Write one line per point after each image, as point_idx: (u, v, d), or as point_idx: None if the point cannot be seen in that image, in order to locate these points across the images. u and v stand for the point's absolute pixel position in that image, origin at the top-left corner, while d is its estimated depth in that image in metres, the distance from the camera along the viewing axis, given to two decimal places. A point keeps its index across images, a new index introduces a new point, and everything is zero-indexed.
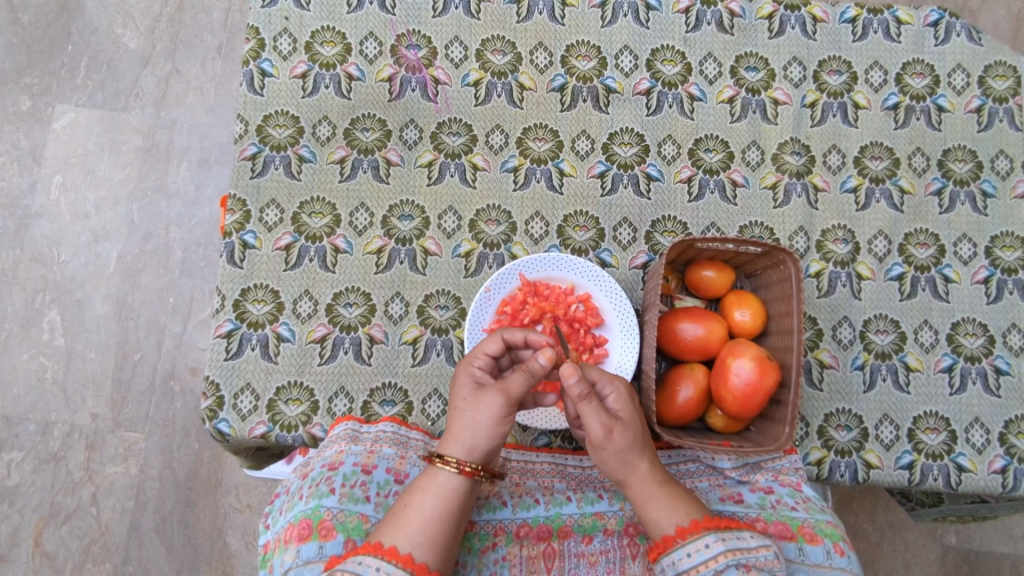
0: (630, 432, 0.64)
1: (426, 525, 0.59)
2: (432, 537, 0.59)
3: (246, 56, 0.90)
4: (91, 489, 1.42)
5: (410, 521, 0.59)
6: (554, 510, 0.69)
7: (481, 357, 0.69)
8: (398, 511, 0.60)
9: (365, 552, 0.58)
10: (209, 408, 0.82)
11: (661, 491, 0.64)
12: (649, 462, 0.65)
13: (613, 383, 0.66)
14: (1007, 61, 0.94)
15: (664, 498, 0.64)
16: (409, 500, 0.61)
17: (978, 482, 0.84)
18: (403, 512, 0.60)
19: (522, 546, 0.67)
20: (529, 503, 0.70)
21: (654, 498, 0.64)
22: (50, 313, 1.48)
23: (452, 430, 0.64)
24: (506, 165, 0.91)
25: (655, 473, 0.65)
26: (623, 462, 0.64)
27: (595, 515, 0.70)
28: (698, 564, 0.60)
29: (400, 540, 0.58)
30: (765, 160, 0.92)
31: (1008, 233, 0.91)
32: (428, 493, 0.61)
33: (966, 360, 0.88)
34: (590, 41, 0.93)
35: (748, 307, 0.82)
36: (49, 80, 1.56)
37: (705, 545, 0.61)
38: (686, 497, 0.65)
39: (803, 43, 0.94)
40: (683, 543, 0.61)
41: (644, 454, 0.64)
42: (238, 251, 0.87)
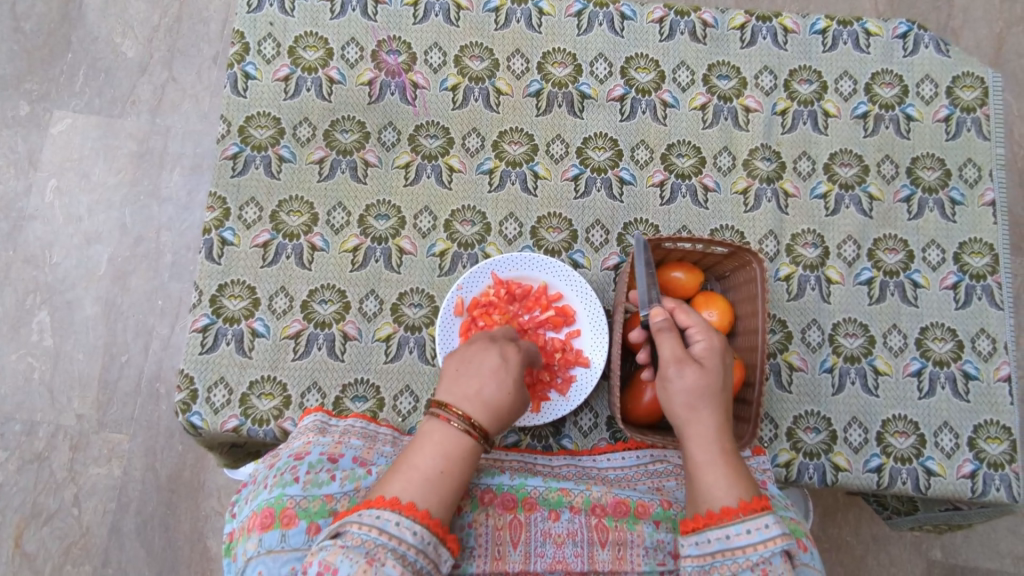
0: (706, 379, 0.69)
1: (433, 483, 0.61)
2: (439, 491, 0.61)
3: (231, 59, 0.93)
4: (74, 490, 1.42)
5: (417, 479, 0.61)
6: (519, 481, 0.72)
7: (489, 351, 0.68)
8: (404, 467, 0.62)
9: (379, 505, 0.59)
10: (182, 401, 0.83)
11: (720, 457, 0.66)
12: (714, 417, 0.68)
13: (706, 335, 0.72)
14: (974, 73, 0.96)
15: (724, 470, 0.65)
16: (411, 459, 0.63)
17: (948, 486, 0.84)
18: (407, 469, 0.62)
19: (488, 515, 0.69)
20: (495, 472, 0.73)
21: (710, 463, 0.66)
22: (40, 314, 1.49)
23: (478, 399, 0.65)
24: (482, 167, 0.92)
25: (718, 435, 0.67)
26: (688, 408, 0.68)
27: (561, 492, 0.71)
28: (756, 543, 0.61)
29: (415, 495, 0.60)
30: (736, 165, 0.93)
31: (977, 239, 0.92)
32: (434, 449, 0.63)
33: (934, 364, 0.89)
34: (566, 49, 0.96)
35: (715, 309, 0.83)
36: (48, 86, 1.59)
37: (764, 526, 0.61)
38: (745, 479, 0.65)
39: (774, 53, 0.96)
40: (743, 519, 0.61)
41: (713, 409, 0.68)
42: (216, 248, 0.88)
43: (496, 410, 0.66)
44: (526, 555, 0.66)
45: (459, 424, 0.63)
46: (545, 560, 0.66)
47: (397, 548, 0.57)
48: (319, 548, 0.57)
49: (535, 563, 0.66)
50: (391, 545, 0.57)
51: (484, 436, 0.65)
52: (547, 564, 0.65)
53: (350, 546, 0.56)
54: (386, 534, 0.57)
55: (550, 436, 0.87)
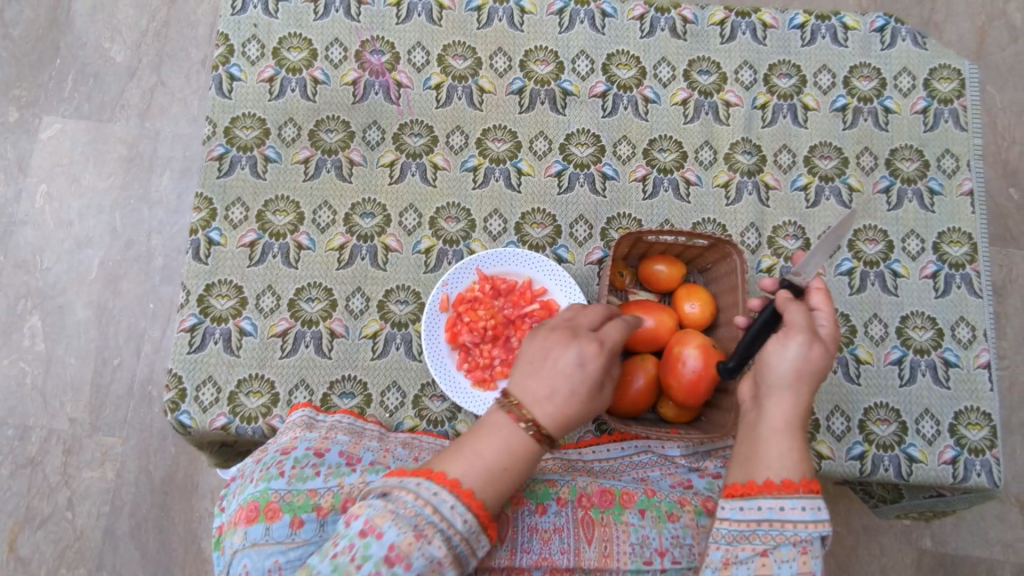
0: (822, 360, 0.66)
1: (490, 475, 0.61)
2: (494, 484, 0.61)
3: (216, 61, 0.93)
4: (67, 494, 1.43)
5: (478, 467, 0.61)
6: None
7: (566, 351, 0.67)
8: (468, 454, 0.62)
9: (439, 482, 0.59)
10: (171, 400, 0.84)
11: (798, 434, 0.64)
12: (807, 397, 0.65)
13: (832, 324, 0.71)
14: (951, 65, 0.97)
15: (798, 448, 0.63)
16: (474, 446, 0.63)
17: (930, 472, 0.86)
18: (468, 455, 0.62)
19: None
20: None
21: (788, 435, 0.63)
22: (32, 319, 1.50)
23: (551, 404, 0.65)
24: (466, 164, 0.93)
25: (803, 414, 0.65)
26: (797, 378, 0.65)
27: (546, 485, 0.73)
28: (806, 521, 0.59)
29: (473, 484, 0.60)
30: (717, 159, 0.95)
31: (956, 229, 0.93)
32: (499, 443, 0.63)
33: (915, 352, 0.90)
34: (548, 47, 0.97)
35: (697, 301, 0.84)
36: (37, 92, 1.60)
37: (819, 507, 0.60)
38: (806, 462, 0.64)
39: (753, 48, 0.97)
40: (802, 495, 0.60)
41: (811, 389, 0.66)
42: (203, 248, 0.89)
43: (563, 417, 0.65)
44: (513, 550, 0.67)
45: (526, 427, 0.63)
46: (531, 555, 0.66)
47: (442, 528, 0.58)
48: (372, 501, 0.58)
49: (522, 558, 0.66)
50: (441, 527, 0.58)
51: (549, 440, 0.65)
52: (534, 559, 0.66)
53: (402, 513, 0.57)
54: (439, 513, 0.58)
55: None
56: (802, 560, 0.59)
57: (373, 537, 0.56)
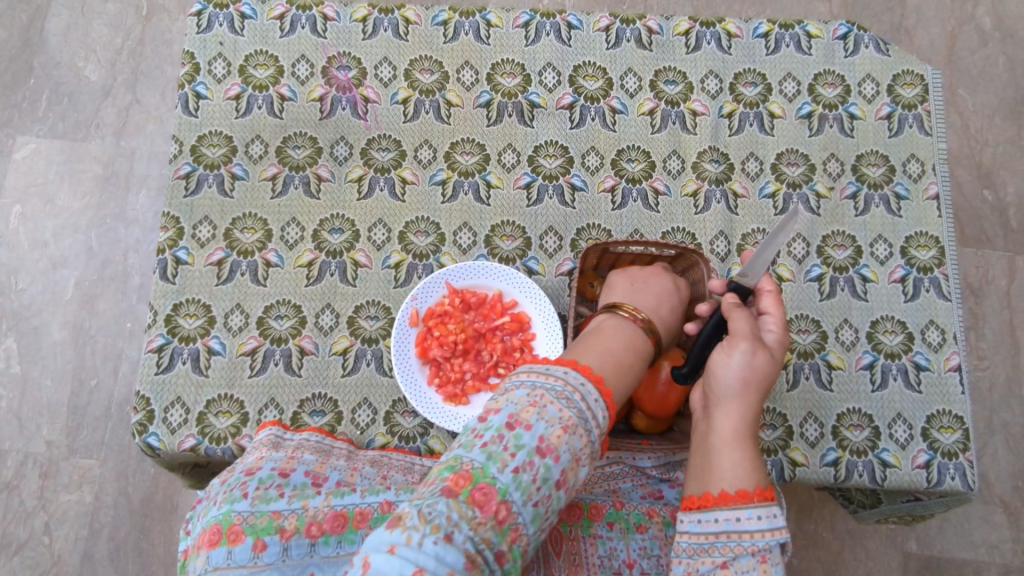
0: (768, 365, 0.67)
1: (619, 366, 0.61)
2: (621, 379, 0.61)
3: (182, 79, 0.93)
4: (45, 518, 1.41)
5: (608, 355, 0.62)
6: None
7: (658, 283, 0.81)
8: (598, 347, 0.63)
9: (585, 374, 0.56)
10: (139, 422, 0.83)
11: (749, 442, 0.64)
12: (756, 405, 0.66)
13: (779, 327, 0.72)
14: (914, 70, 0.98)
15: (749, 456, 0.63)
16: (604, 337, 0.65)
17: (903, 477, 0.86)
18: (600, 346, 0.63)
19: None
20: None
21: (738, 444, 0.63)
22: (6, 341, 1.48)
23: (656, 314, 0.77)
24: (435, 178, 0.93)
25: (752, 423, 0.65)
26: (741, 387, 0.65)
27: None
28: (763, 530, 0.58)
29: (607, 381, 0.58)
30: (685, 168, 0.95)
31: (923, 233, 0.94)
32: (626, 336, 0.67)
33: (886, 357, 0.90)
34: (515, 59, 0.97)
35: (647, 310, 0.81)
36: (11, 113, 1.59)
37: (775, 514, 0.59)
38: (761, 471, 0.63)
39: (719, 58, 0.98)
40: (757, 504, 0.59)
41: (759, 398, 0.66)
42: (170, 267, 0.88)
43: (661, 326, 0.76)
44: None
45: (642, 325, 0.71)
46: None
47: (590, 421, 0.54)
48: (518, 391, 0.53)
49: None
50: (588, 417, 0.53)
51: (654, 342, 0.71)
52: None
53: (552, 401, 0.52)
54: (587, 402, 0.54)
55: None
56: (763, 569, 0.57)
57: (523, 428, 0.51)
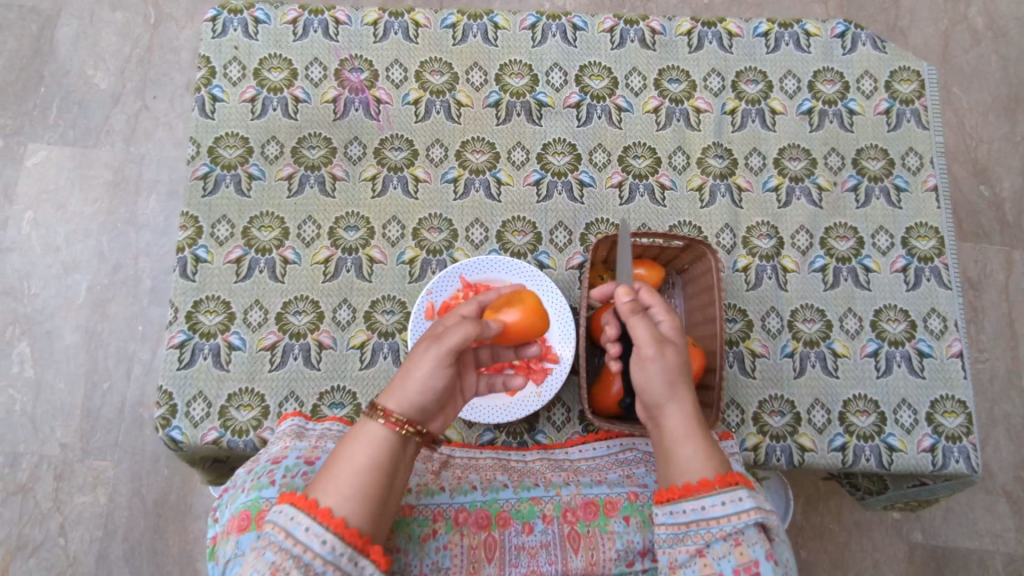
0: (682, 362, 0.69)
1: (358, 476, 0.63)
2: (365, 496, 0.62)
3: (198, 83, 0.95)
4: (60, 520, 1.43)
5: (342, 473, 0.63)
6: (491, 496, 0.76)
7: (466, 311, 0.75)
8: (331, 466, 0.63)
9: (306, 509, 0.60)
10: (162, 416, 0.85)
11: (700, 429, 0.67)
12: (689, 395, 0.68)
13: (671, 319, 0.73)
14: (910, 67, 1.01)
15: (702, 443, 0.66)
16: (340, 453, 0.65)
17: (909, 460, 0.89)
18: (337, 465, 0.63)
19: (463, 535, 0.72)
20: (467, 489, 0.76)
21: (689, 438, 0.66)
22: (20, 345, 1.50)
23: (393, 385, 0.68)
24: (446, 176, 0.96)
25: (694, 411, 0.68)
26: (669, 389, 0.67)
27: (532, 502, 0.75)
28: (729, 515, 0.62)
29: (347, 510, 0.60)
30: (690, 163, 0.98)
31: (922, 224, 0.97)
32: (366, 443, 0.65)
33: (889, 344, 0.93)
34: (523, 60, 0.99)
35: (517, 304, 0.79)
36: (22, 120, 1.61)
37: (739, 498, 0.62)
38: (717, 451, 0.67)
39: (720, 56, 1.01)
40: (718, 491, 0.63)
41: (687, 388, 0.69)
42: (190, 265, 0.90)
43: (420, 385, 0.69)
44: (502, 567, 0.71)
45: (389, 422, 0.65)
46: (520, 570, 0.71)
47: (309, 556, 0.58)
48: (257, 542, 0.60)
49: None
50: (302, 553, 0.58)
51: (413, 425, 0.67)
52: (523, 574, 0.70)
53: (268, 548, 0.58)
54: (294, 538, 0.59)
55: (525, 432, 0.90)
56: (737, 552, 0.61)
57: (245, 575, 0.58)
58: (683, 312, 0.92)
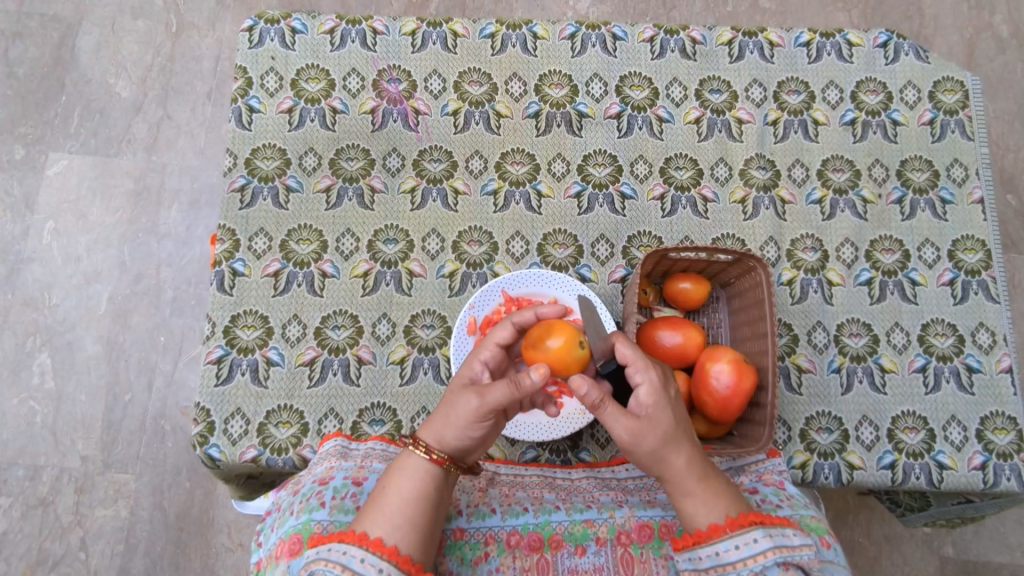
0: (656, 427, 0.63)
1: (405, 506, 0.63)
2: (414, 524, 0.62)
3: (235, 94, 0.94)
4: (80, 534, 1.41)
5: (389, 504, 0.63)
6: (543, 518, 0.73)
7: (493, 346, 0.71)
8: (376, 498, 0.64)
9: (354, 540, 0.60)
10: (200, 434, 0.83)
11: (699, 485, 0.64)
12: (682, 451, 0.64)
13: (639, 373, 0.65)
14: (954, 77, 0.99)
15: (704, 494, 0.63)
16: (384, 487, 0.65)
17: (960, 479, 0.86)
18: (382, 499, 0.64)
19: (515, 558, 0.70)
20: (519, 511, 0.74)
21: (690, 492, 0.64)
22: (41, 356, 1.48)
23: (433, 419, 0.68)
24: (486, 188, 0.94)
25: (692, 468, 0.64)
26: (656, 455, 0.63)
27: (585, 524, 0.73)
28: (745, 559, 0.60)
29: (398, 539, 0.61)
30: (732, 175, 0.96)
31: (969, 236, 0.95)
32: (408, 479, 0.65)
33: (938, 359, 0.91)
34: (562, 71, 0.98)
35: (560, 333, 0.72)
36: (43, 129, 1.60)
37: (753, 540, 0.61)
38: (724, 491, 0.64)
39: (762, 66, 1.00)
40: (730, 536, 0.61)
41: (679, 445, 0.64)
42: (227, 279, 0.89)
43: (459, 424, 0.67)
44: None
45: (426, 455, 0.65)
46: None
47: None
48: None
49: None
50: None
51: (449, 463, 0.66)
52: None
53: None
54: (349, 569, 0.59)
55: (568, 450, 0.89)
56: None
57: None
58: (727, 327, 0.91)
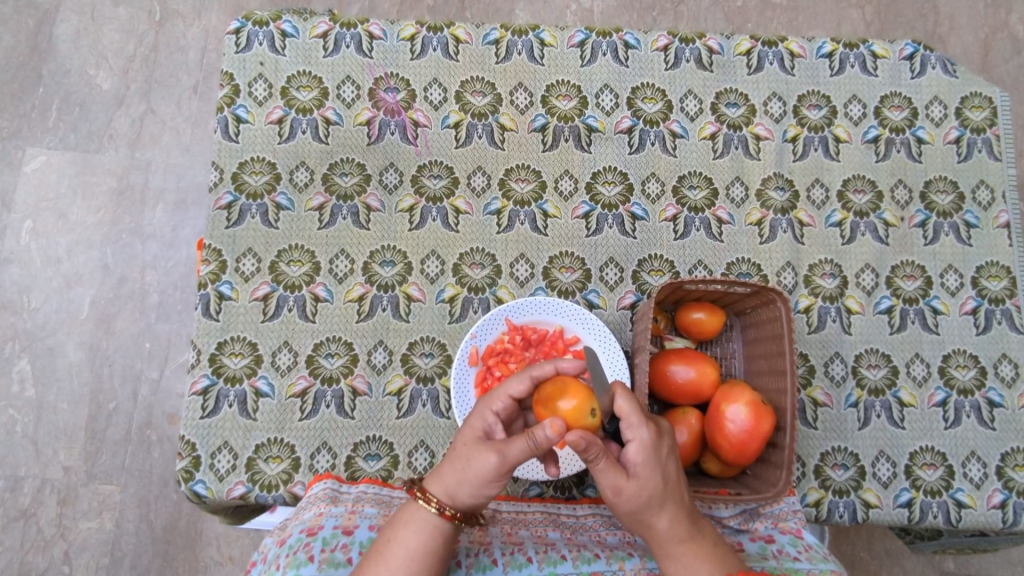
0: (643, 489, 0.60)
1: (410, 561, 0.60)
2: None
3: (221, 102, 0.88)
4: (64, 547, 1.36)
5: (393, 556, 0.60)
6: (548, 569, 0.66)
7: (505, 398, 0.67)
8: (380, 549, 0.61)
9: None
10: (185, 469, 0.79)
11: (679, 549, 0.62)
12: (667, 513, 0.61)
13: (635, 432, 0.61)
14: (982, 92, 0.94)
15: (685, 557, 0.61)
16: (388, 536, 0.62)
17: (978, 518, 0.83)
18: (385, 550, 0.60)
19: None
20: (521, 562, 0.67)
21: (671, 554, 0.62)
22: (20, 362, 1.42)
23: (442, 469, 0.63)
24: (489, 208, 0.89)
25: (675, 530, 0.62)
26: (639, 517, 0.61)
27: None
28: None
29: None
30: (749, 196, 0.91)
31: (993, 263, 0.91)
32: (414, 530, 0.61)
33: (958, 393, 0.87)
34: (570, 81, 0.93)
35: (573, 394, 0.65)
36: (19, 123, 1.52)
37: None
38: (709, 552, 0.62)
39: (781, 79, 0.94)
40: None
41: (665, 507, 0.61)
42: (213, 303, 0.84)
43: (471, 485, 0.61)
44: None
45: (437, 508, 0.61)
46: None
47: None
48: None
49: None
50: None
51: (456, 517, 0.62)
52: None
53: None
54: None
55: (574, 487, 0.85)
56: None
57: None
58: (741, 358, 0.87)
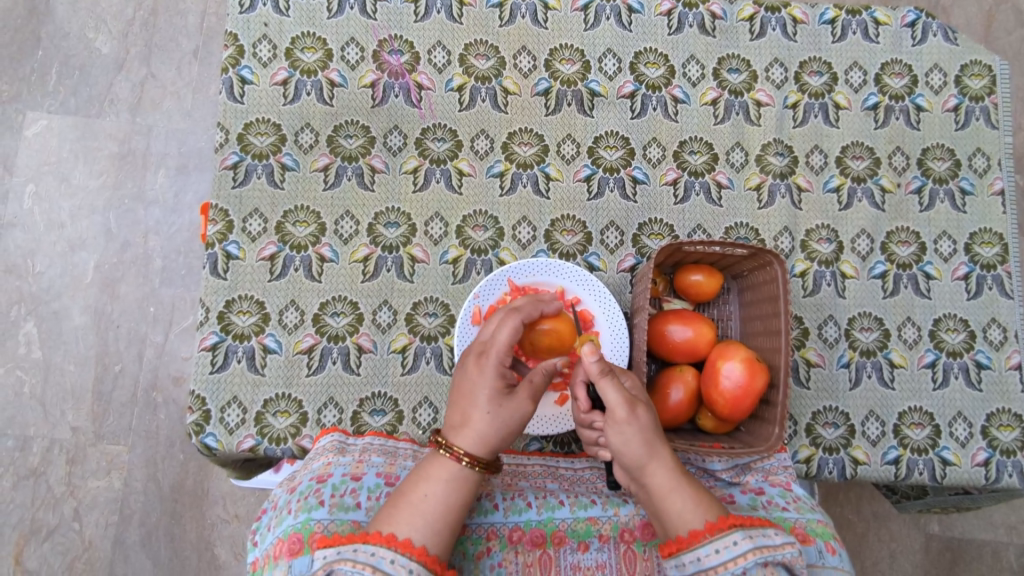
0: (648, 415, 0.65)
1: (440, 511, 0.61)
2: (440, 527, 0.60)
3: (225, 63, 0.88)
4: (73, 505, 1.39)
5: (425, 507, 0.61)
6: (547, 514, 0.69)
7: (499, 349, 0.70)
8: (410, 498, 0.61)
9: (377, 542, 0.57)
10: (195, 423, 0.81)
11: (683, 481, 0.63)
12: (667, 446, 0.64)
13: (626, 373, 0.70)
14: (982, 60, 0.95)
15: (687, 490, 0.62)
16: (417, 487, 0.62)
17: (962, 475, 0.86)
18: (414, 500, 0.61)
19: (518, 553, 0.67)
20: (521, 507, 0.70)
21: (679, 487, 0.62)
22: (27, 325, 1.44)
23: (478, 431, 0.65)
24: (492, 170, 0.90)
25: (677, 462, 0.64)
26: (648, 446, 0.63)
27: (589, 520, 0.69)
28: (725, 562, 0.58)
29: (428, 540, 0.59)
30: (748, 161, 0.93)
31: (987, 229, 0.92)
32: (443, 481, 0.62)
33: (947, 355, 0.89)
34: (574, 45, 0.93)
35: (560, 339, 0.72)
36: (19, 86, 1.52)
37: (733, 542, 0.58)
38: (706, 493, 0.63)
39: (783, 45, 0.95)
40: (711, 539, 0.58)
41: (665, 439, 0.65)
42: (221, 262, 0.85)
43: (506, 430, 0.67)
44: None
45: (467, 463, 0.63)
46: None
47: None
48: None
49: None
50: None
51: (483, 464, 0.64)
52: None
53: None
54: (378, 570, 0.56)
55: (573, 442, 0.88)
56: None
57: None
58: (737, 320, 0.89)
